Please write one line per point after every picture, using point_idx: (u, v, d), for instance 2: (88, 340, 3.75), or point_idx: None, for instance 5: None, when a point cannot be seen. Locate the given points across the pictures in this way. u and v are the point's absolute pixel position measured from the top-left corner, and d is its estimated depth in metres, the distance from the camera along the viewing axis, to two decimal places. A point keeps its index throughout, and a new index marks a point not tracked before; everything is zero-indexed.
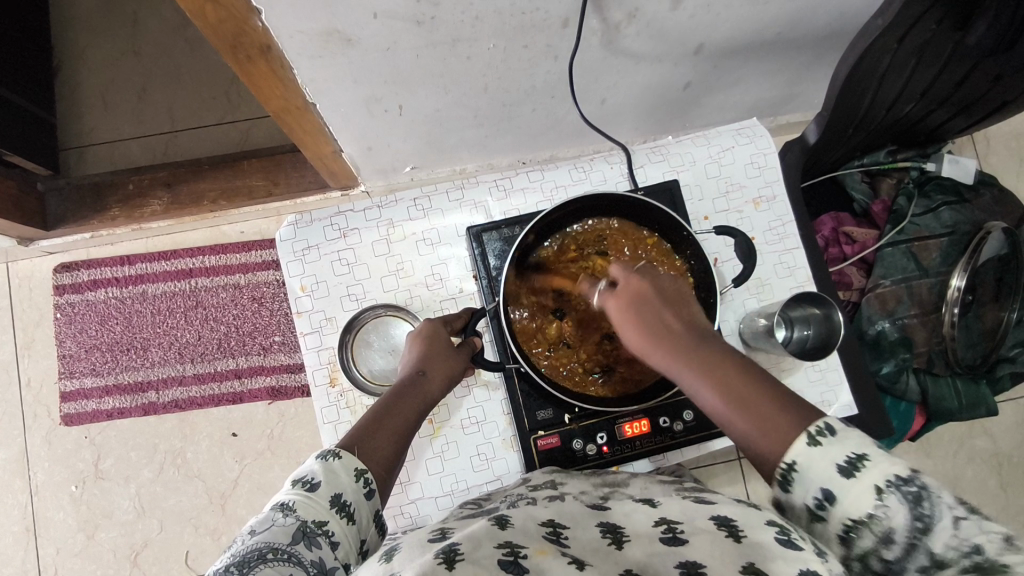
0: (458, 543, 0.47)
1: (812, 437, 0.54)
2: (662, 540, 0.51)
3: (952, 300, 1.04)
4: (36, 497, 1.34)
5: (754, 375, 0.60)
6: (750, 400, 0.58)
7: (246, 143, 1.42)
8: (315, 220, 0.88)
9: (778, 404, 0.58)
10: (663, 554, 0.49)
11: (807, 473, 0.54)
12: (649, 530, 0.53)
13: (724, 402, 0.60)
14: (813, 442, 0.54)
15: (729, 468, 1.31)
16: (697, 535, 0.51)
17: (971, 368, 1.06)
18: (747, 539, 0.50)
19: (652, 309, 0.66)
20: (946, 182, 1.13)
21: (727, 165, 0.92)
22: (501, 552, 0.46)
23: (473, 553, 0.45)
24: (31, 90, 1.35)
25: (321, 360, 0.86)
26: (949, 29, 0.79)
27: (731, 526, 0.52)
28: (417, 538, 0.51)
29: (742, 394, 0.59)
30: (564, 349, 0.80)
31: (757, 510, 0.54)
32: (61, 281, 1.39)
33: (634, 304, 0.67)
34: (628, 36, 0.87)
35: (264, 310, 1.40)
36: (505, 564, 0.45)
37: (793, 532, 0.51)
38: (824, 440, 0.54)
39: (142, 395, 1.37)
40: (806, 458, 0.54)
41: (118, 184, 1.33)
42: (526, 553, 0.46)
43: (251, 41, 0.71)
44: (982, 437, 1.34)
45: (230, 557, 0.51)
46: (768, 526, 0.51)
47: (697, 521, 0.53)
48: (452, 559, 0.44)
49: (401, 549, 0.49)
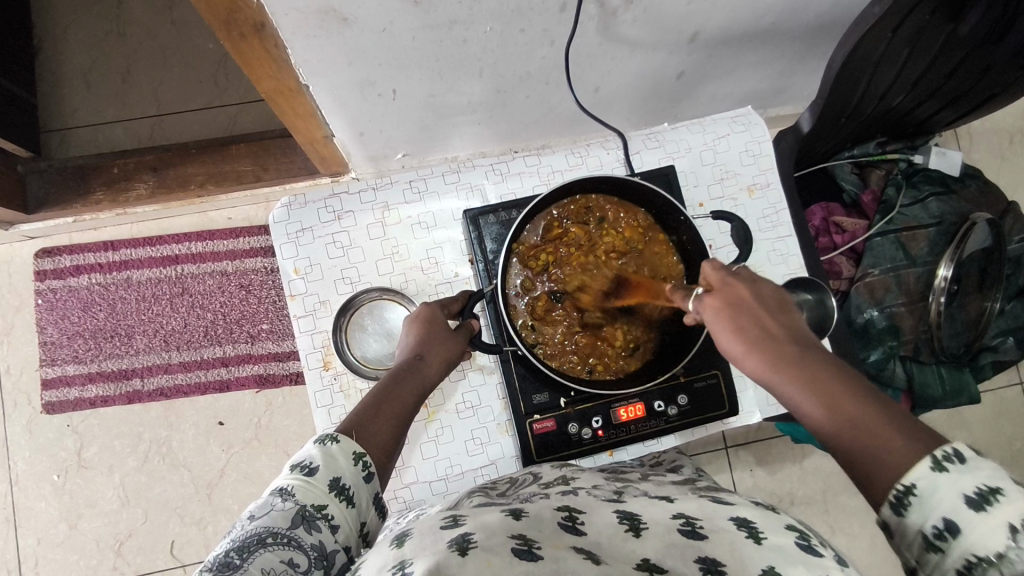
0: (472, 532, 0.47)
1: (937, 462, 0.49)
2: (680, 531, 0.51)
3: (938, 290, 1.06)
4: (16, 487, 1.31)
5: (872, 397, 0.55)
6: (861, 419, 0.53)
7: (234, 128, 1.40)
8: (309, 202, 0.87)
9: (893, 425, 0.52)
10: (680, 546, 0.49)
11: (929, 497, 0.48)
12: (668, 520, 0.53)
13: (827, 416, 0.55)
14: (938, 468, 0.48)
15: (717, 456, 1.32)
16: (718, 533, 0.51)
17: (955, 357, 1.10)
18: (767, 540, 0.50)
19: (749, 319, 0.61)
20: (932, 174, 1.14)
21: (722, 152, 0.93)
22: (516, 543, 0.46)
23: (487, 541, 0.45)
24: (12, 70, 1.32)
25: (315, 343, 0.85)
26: (941, 20, 0.80)
27: (750, 527, 0.52)
28: (429, 523, 0.50)
29: (845, 408, 0.55)
30: (560, 331, 0.80)
31: (776, 514, 0.55)
32: (42, 266, 1.36)
33: (731, 302, 0.62)
34: (624, 23, 0.87)
35: (252, 297, 1.38)
36: (519, 551, 0.45)
37: (812, 538, 0.52)
38: (952, 467, 0.48)
39: (126, 382, 1.35)
40: (929, 482, 0.48)
41: (102, 168, 1.30)
42: (541, 545, 0.47)
43: (244, 18, 0.70)
44: (962, 426, 1.36)
45: (230, 542, 0.52)
46: (787, 531, 0.52)
47: (716, 519, 0.54)
48: (466, 548, 0.44)
49: (412, 533, 0.49)
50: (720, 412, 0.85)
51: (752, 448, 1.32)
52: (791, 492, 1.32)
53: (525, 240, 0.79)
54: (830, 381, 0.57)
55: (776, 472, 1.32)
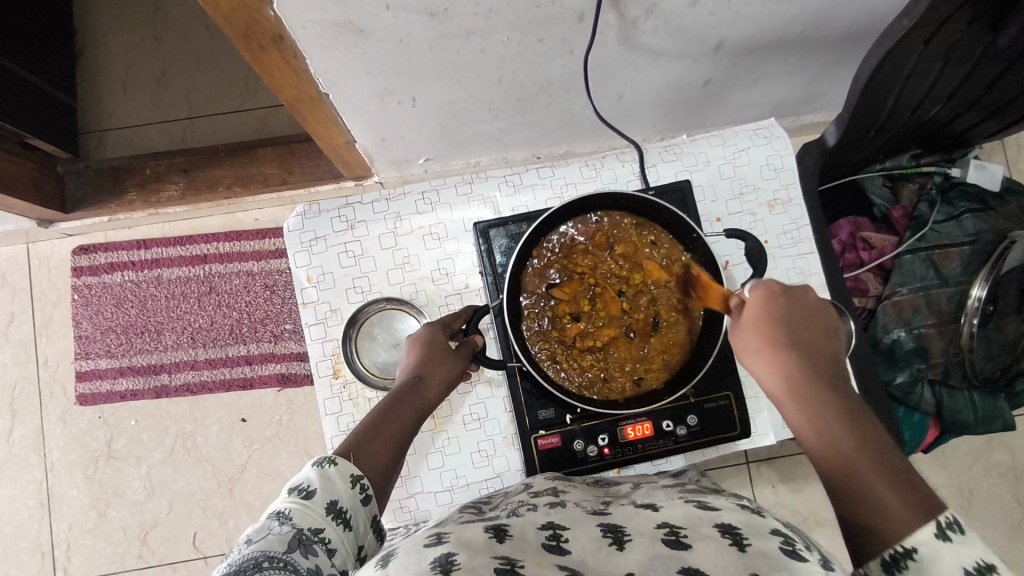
0: (456, 552, 0.46)
1: (941, 529, 0.52)
2: (665, 541, 0.50)
3: (971, 311, 1.01)
4: (50, 473, 1.37)
5: (880, 447, 0.60)
6: (860, 460, 0.59)
7: (263, 130, 1.43)
8: (323, 211, 0.88)
9: (894, 480, 0.57)
10: (664, 558, 0.47)
11: (929, 564, 0.51)
12: (653, 530, 0.52)
13: (800, 411, 0.65)
14: (942, 535, 0.52)
15: (737, 472, 1.29)
16: (702, 541, 0.49)
17: (988, 381, 1.03)
18: (752, 547, 0.48)
19: (786, 338, 0.68)
20: (970, 188, 1.09)
21: (742, 166, 0.90)
22: (499, 562, 0.45)
23: (470, 562, 0.44)
24: (55, 73, 1.37)
25: (325, 351, 0.86)
26: (979, 31, 0.76)
27: (735, 534, 0.51)
28: (414, 542, 0.50)
29: (841, 443, 0.61)
30: (587, 367, 0.79)
31: (760, 518, 0.54)
32: (79, 263, 1.41)
33: (780, 321, 0.69)
34: (645, 32, 0.85)
35: (276, 298, 1.41)
36: (502, 571, 0.44)
37: (797, 542, 0.51)
38: (954, 536, 0.51)
39: (154, 377, 1.39)
40: (931, 547, 0.51)
41: (136, 169, 1.34)
42: (524, 564, 0.46)
43: (262, 30, 0.71)
44: (1000, 451, 1.30)
45: (226, 567, 0.49)
46: (771, 535, 0.51)
47: (701, 527, 0.52)
48: (450, 568, 0.43)
49: (397, 553, 0.48)
50: (731, 434, 0.83)
51: (774, 465, 1.29)
52: (815, 512, 1.28)
53: (535, 272, 0.79)
54: (823, 405, 0.64)
55: (798, 492, 1.29)
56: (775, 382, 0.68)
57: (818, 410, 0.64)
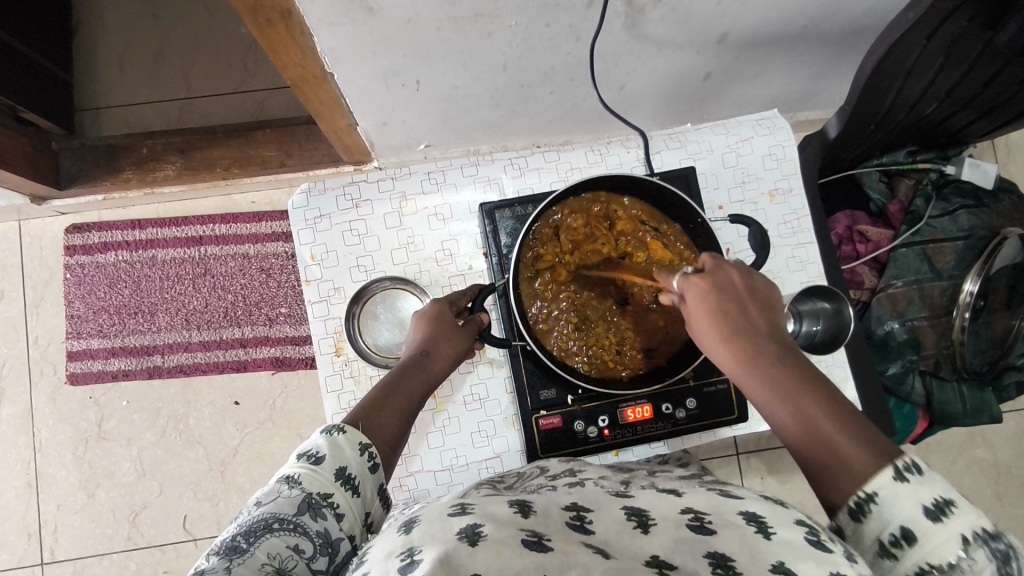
0: (482, 522, 0.46)
1: (898, 472, 0.53)
2: (689, 526, 0.50)
3: (963, 305, 1.04)
4: (39, 453, 1.35)
5: (829, 396, 0.60)
6: (817, 419, 0.58)
7: (261, 113, 1.42)
8: (328, 189, 0.88)
9: (849, 432, 0.57)
10: (689, 542, 0.48)
11: (888, 507, 0.52)
12: (676, 515, 0.52)
13: (778, 403, 0.61)
14: (899, 477, 0.53)
15: (726, 463, 1.31)
16: (726, 528, 0.50)
17: (977, 374, 1.06)
18: (777, 536, 0.49)
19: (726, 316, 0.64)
20: (964, 186, 1.11)
21: (745, 155, 0.92)
22: (526, 534, 0.46)
23: (497, 533, 0.45)
24: (51, 48, 1.35)
25: (327, 329, 0.86)
26: (979, 28, 0.78)
27: (759, 522, 0.51)
28: (438, 511, 0.50)
29: (802, 405, 0.59)
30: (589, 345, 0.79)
31: (785, 508, 0.53)
32: (72, 242, 1.39)
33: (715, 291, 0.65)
34: (652, 21, 0.86)
35: (271, 281, 1.40)
36: (529, 542, 0.44)
37: (822, 533, 0.51)
38: (911, 478, 0.52)
39: (147, 358, 1.38)
40: (890, 491, 0.52)
41: (131, 147, 1.33)
42: (551, 539, 0.46)
43: (271, 5, 0.70)
44: (982, 446, 1.33)
45: (237, 527, 0.52)
46: (797, 525, 0.50)
47: (725, 514, 0.52)
48: (475, 539, 0.44)
49: (420, 522, 0.48)
50: (728, 417, 0.85)
51: (763, 456, 1.31)
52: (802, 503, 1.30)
53: (540, 245, 0.78)
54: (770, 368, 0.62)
55: (786, 483, 1.31)
56: (784, 413, 0.60)
57: (771, 371, 0.61)
